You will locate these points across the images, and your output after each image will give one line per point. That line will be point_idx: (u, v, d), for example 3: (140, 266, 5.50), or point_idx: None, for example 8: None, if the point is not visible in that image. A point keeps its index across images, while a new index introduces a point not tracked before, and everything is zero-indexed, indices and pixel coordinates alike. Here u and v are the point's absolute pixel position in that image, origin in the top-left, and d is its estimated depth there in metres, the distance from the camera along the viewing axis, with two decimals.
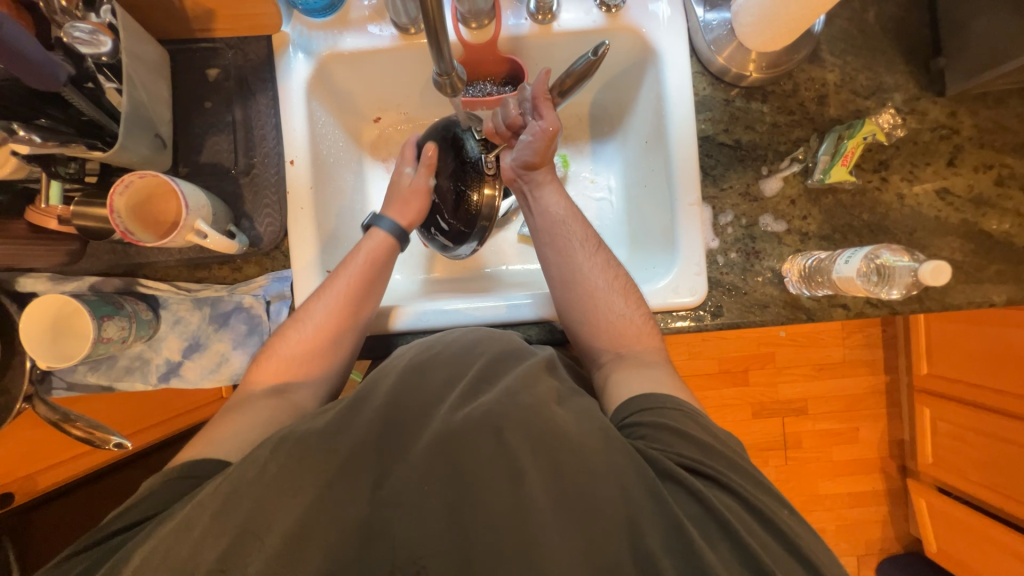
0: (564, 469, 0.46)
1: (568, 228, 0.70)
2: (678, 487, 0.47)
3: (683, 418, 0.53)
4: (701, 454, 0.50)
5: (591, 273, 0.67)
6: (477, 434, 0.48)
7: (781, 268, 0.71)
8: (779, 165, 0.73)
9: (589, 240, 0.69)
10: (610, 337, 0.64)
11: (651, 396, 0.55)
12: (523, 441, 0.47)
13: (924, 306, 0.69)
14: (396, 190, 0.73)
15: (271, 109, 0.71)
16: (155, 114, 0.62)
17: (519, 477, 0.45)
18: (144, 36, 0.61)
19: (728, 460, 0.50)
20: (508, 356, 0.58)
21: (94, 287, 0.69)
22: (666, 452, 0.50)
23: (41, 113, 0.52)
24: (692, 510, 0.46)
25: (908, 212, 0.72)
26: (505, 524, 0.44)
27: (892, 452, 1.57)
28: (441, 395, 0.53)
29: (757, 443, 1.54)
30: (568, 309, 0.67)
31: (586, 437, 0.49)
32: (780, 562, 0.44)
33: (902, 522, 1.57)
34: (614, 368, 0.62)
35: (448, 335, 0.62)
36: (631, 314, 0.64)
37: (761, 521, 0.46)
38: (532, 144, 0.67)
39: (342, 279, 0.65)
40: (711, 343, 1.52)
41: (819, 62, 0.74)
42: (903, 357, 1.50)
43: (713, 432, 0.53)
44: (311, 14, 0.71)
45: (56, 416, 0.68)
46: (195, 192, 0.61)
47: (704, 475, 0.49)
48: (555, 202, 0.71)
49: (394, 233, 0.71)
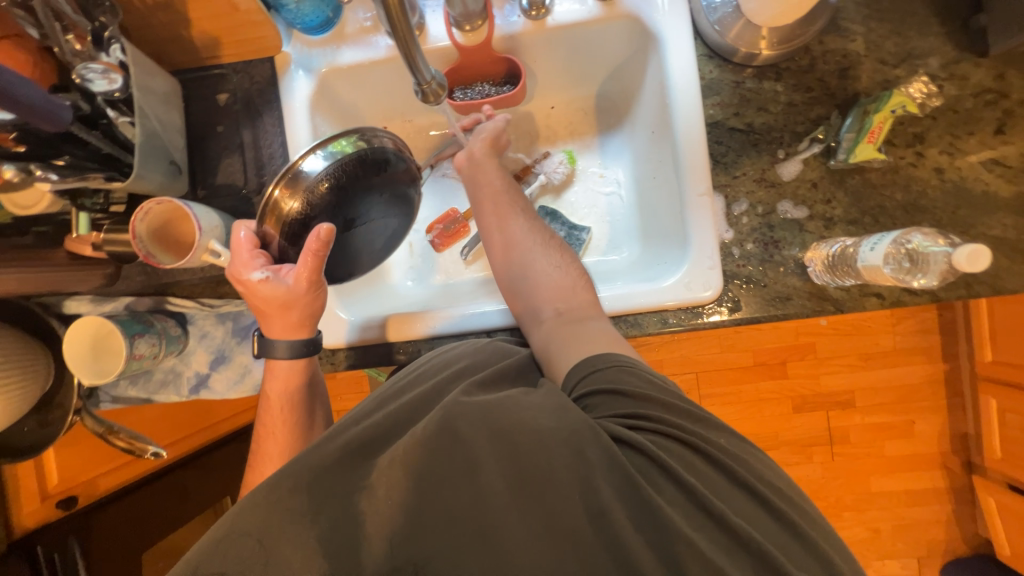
0: (520, 451, 0.45)
1: (508, 195, 0.72)
2: (623, 442, 0.47)
3: (617, 373, 0.53)
4: (636, 404, 0.50)
5: (528, 237, 0.68)
6: (435, 444, 0.46)
7: (803, 257, 0.66)
8: (798, 146, 0.68)
9: (527, 207, 0.72)
10: (549, 293, 0.64)
11: (587, 360, 0.55)
12: (480, 432, 0.46)
13: (972, 292, 0.63)
14: (265, 305, 0.61)
15: (277, 128, 0.73)
16: (168, 142, 0.66)
17: (475, 466, 0.45)
18: (154, 68, 0.64)
19: (666, 405, 0.50)
20: (480, 362, 0.57)
21: (128, 306, 0.74)
22: (608, 414, 0.50)
23: (62, 152, 0.56)
24: (638, 463, 0.46)
25: (950, 187, 0.65)
26: (469, 510, 0.43)
27: (954, 447, 1.44)
28: (420, 409, 0.52)
29: (799, 439, 1.45)
30: (509, 279, 0.68)
31: (542, 418, 0.47)
32: (727, 498, 0.45)
33: (969, 523, 1.44)
34: (553, 330, 0.61)
35: (421, 360, 0.60)
36: (565, 267, 0.67)
37: (708, 462, 0.47)
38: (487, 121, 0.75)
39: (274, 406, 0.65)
40: (743, 335, 1.44)
41: (840, 31, 0.68)
42: (963, 343, 1.37)
43: (652, 381, 0.52)
44: (310, 32, 0.73)
45: (102, 428, 0.73)
46: (207, 213, 0.65)
47: (642, 423, 0.48)
48: (500, 177, 0.73)
49: (298, 351, 0.65)
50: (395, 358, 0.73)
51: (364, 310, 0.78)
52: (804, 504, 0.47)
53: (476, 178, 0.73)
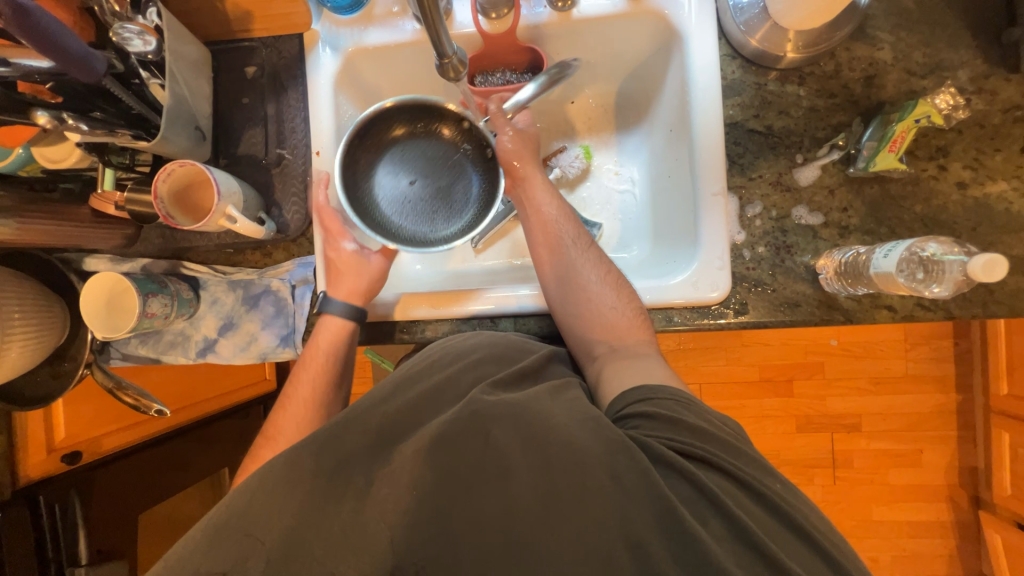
0: (552, 462, 0.45)
1: (559, 227, 0.69)
2: (669, 470, 0.46)
3: (675, 405, 0.52)
4: (693, 439, 0.49)
5: (583, 270, 0.67)
6: (467, 435, 0.48)
7: (815, 264, 0.65)
8: (817, 152, 0.67)
9: (581, 238, 0.69)
10: (603, 329, 0.63)
11: (643, 388, 0.54)
12: (511, 435, 0.48)
13: (988, 311, 0.62)
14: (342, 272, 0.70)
15: (301, 104, 0.75)
16: (195, 108, 0.68)
17: (508, 470, 0.46)
18: (187, 36, 0.66)
19: (721, 442, 0.49)
20: (506, 359, 0.59)
21: (145, 268, 0.76)
22: (659, 438, 0.49)
23: (95, 106, 0.58)
24: (683, 491, 0.45)
25: (971, 203, 0.64)
26: (498, 518, 0.44)
27: (963, 480, 1.40)
28: (438, 391, 0.54)
29: (800, 459, 1.43)
30: (560, 306, 0.67)
31: (578, 430, 0.48)
32: (774, 536, 0.43)
33: (973, 560, 1.40)
34: (607, 363, 0.61)
35: (448, 342, 0.62)
36: (621, 307, 0.64)
37: (756, 499, 0.45)
38: (524, 118, 0.75)
39: (312, 354, 0.68)
40: (751, 349, 1.42)
41: (868, 38, 0.67)
42: (978, 374, 1.33)
43: (708, 417, 0.51)
44: (339, 11, 0.74)
45: (111, 383, 0.75)
46: (227, 180, 0.66)
47: (695, 457, 0.47)
48: (548, 202, 0.71)
49: (346, 314, 0.69)
50: (399, 338, 0.74)
51: None
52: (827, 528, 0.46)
53: (527, 198, 0.72)
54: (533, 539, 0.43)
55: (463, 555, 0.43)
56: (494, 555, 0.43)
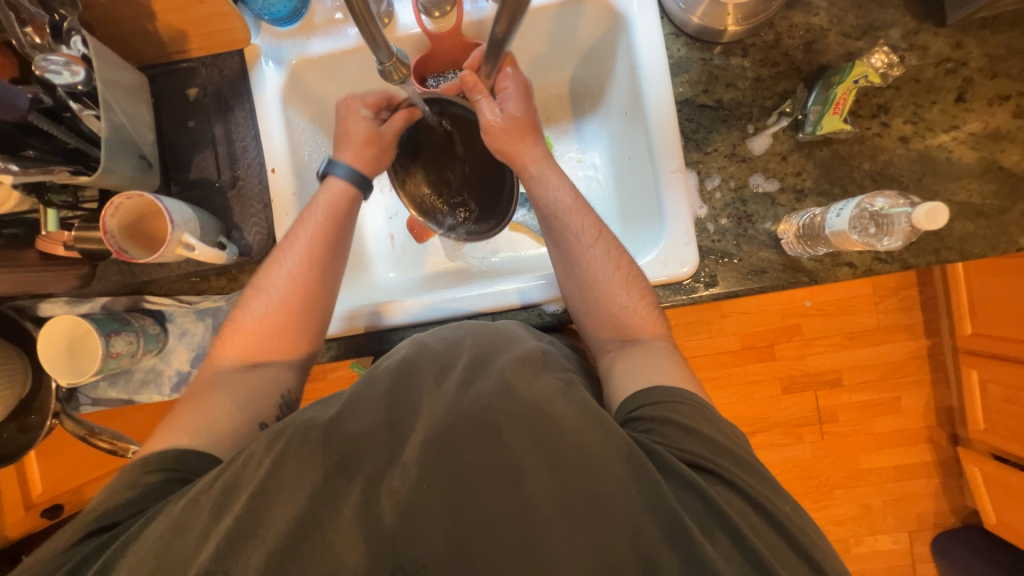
0: (562, 465, 0.46)
1: (566, 218, 0.67)
2: (678, 482, 0.47)
3: (690, 413, 0.52)
4: (705, 451, 0.49)
5: (595, 262, 0.65)
6: (476, 430, 0.48)
7: (776, 230, 0.67)
8: (766, 121, 0.69)
9: (591, 228, 0.67)
10: (614, 326, 0.64)
11: (654, 391, 0.54)
12: (523, 437, 0.48)
13: (940, 258, 0.65)
14: (345, 132, 0.70)
15: (249, 121, 0.73)
16: (138, 137, 0.65)
17: (520, 474, 0.46)
18: (119, 62, 0.64)
19: (731, 456, 0.49)
20: (500, 343, 0.58)
21: (104, 307, 0.73)
22: (670, 447, 0.49)
23: (27, 145, 0.56)
24: (694, 507, 0.45)
25: (915, 155, 0.66)
26: (512, 518, 0.44)
27: (940, 420, 1.47)
28: (436, 384, 0.54)
29: (788, 420, 1.47)
30: (572, 300, 0.66)
31: (588, 434, 0.48)
32: (779, 557, 0.44)
33: (957, 494, 1.47)
34: (619, 357, 0.62)
35: (457, 327, 0.62)
36: (634, 305, 0.63)
37: (764, 517, 0.46)
38: (513, 95, 0.67)
39: (301, 243, 0.66)
40: (730, 319, 1.46)
41: (803, 6, 0.69)
42: (944, 318, 1.40)
43: (722, 429, 0.52)
44: (278, 24, 0.72)
45: (83, 431, 0.73)
46: (180, 207, 0.64)
47: (705, 469, 0.48)
48: (557, 189, 0.68)
49: (351, 180, 0.70)
50: (378, 347, 0.73)
51: (347, 301, 0.78)
52: (816, 535, 0.47)
53: (534, 188, 0.69)
54: (540, 530, 0.43)
55: (462, 560, 0.43)
56: (488, 551, 0.43)
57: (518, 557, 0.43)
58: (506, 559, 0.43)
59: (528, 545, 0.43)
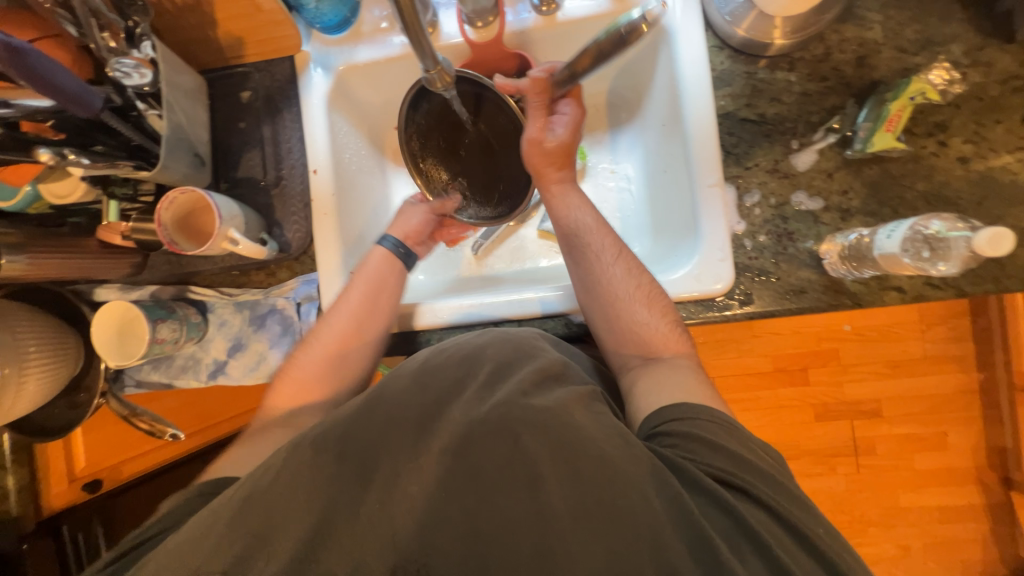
0: (585, 475, 0.45)
1: (589, 236, 0.67)
2: (706, 499, 0.45)
3: (716, 429, 0.50)
4: (734, 467, 0.47)
5: (616, 280, 0.64)
6: (497, 439, 0.48)
7: (818, 249, 0.64)
8: (812, 136, 0.67)
9: (612, 246, 0.66)
10: (635, 342, 0.63)
11: (680, 407, 0.53)
12: (542, 443, 0.47)
13: (1001, 286, 0.61)
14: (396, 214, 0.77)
15: (295, 124, 0.76)
16: (193, 135, 0.69)
17: (539, 480, 0.45)
18: (182, 66, 0.68)
19: (760, 472, 0.47)
20: (522, 352, 0.57)
21: (153, 294, 0.77)
22: (696, 463, 0.48)
23: (97, 140, 0.61)
24: (720, 524, 0.44)
25: (975, 177, 0.63)
26: (531, 526, 0.44)
27: (991, 461, 1.36)
28: (460, 388, 0.54)
29: (821, 449, 1.40)
30: (592, 319, 0.65)
31: (613, 447, 0.47)
32: None
33: (1008, 544, 1.36)
34: (643, 376, 0.60)
35: (460, 338, 0.61)
36: (655, 322, 0.62)
37: (795, 538, 0.44)
38: (567, 124, 0.69)
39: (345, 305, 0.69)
40: (763, 340, 1.40)
41: (857, 19, 0.67)
42: (1000, 352, 1.30)
43: (751, 447, 0.50)
44: (328, 31, 0.76)
45: (126, 411, 0.78)
46: (228, 204, 0.67)
47: (733, 486, 0.46)
48: (578, 207, 0.69)
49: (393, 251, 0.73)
50: (405, 348, 0.75)
51: None
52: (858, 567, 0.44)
53: (554, 208, 0.70)
54: (559, 544, 0.43)
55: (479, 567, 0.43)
56: (507, 553, 0.43)
57: (534, 561, 0.42)
58: (527, 564, 0.42)
59: (549, 558, 0.42)
